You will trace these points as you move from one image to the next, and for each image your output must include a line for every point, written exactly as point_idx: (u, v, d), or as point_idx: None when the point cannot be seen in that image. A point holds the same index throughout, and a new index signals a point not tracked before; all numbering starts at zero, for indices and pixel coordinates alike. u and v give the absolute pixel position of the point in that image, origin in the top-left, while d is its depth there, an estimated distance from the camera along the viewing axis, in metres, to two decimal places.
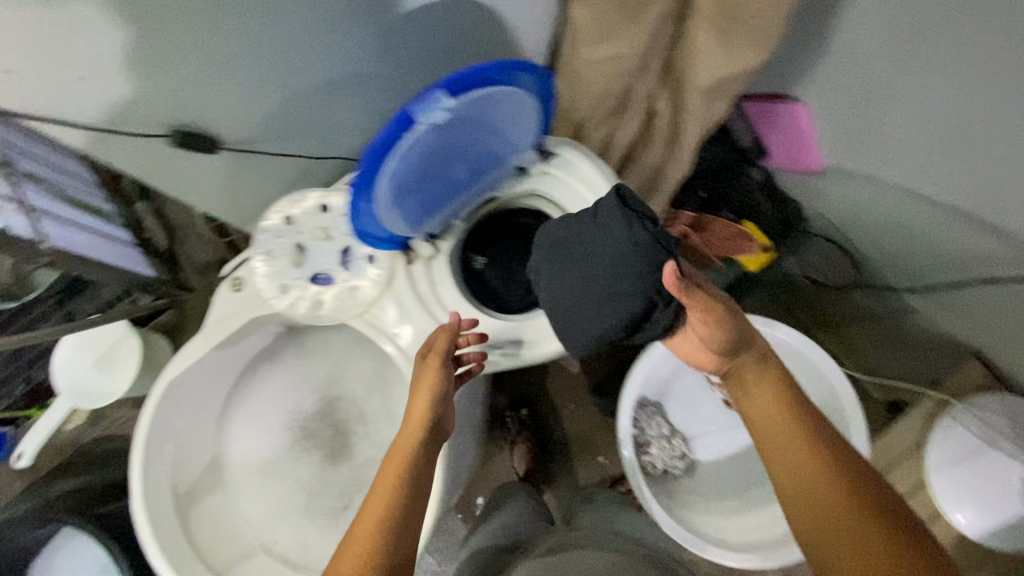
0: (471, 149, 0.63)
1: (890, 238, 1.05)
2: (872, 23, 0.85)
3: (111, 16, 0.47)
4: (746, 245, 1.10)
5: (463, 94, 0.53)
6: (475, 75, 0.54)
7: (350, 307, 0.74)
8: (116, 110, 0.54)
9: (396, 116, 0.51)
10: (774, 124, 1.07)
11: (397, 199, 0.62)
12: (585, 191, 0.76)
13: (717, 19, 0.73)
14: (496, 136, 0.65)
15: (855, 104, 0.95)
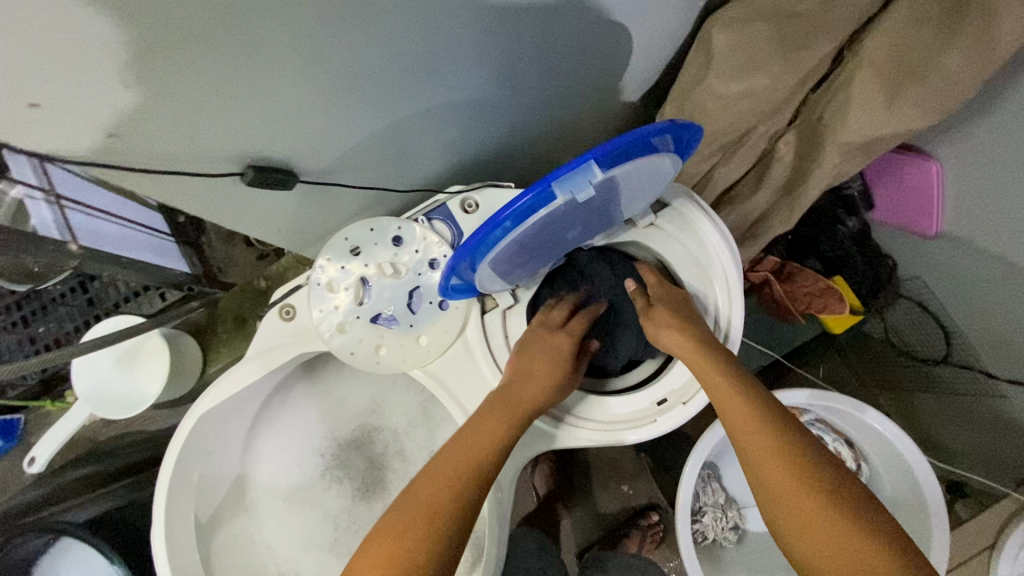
0: (593, 214, 0.57)
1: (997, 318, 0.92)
2: None
3: (179, 27, 0.35)
4: (835, 304, 0.97)
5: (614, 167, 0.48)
6: (631, 148, 0.48)
7: (414, 355, 0.65)
8: (168, 128, 0.42)
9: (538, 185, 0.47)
10: (892, 177, 0.96)
11: (503, 259, 0.56)
12: (698, 253, 0.67)
13: (886, 72, 0.63)
14: (621, 202, 0.59)
15: (997, 174, 0.82)
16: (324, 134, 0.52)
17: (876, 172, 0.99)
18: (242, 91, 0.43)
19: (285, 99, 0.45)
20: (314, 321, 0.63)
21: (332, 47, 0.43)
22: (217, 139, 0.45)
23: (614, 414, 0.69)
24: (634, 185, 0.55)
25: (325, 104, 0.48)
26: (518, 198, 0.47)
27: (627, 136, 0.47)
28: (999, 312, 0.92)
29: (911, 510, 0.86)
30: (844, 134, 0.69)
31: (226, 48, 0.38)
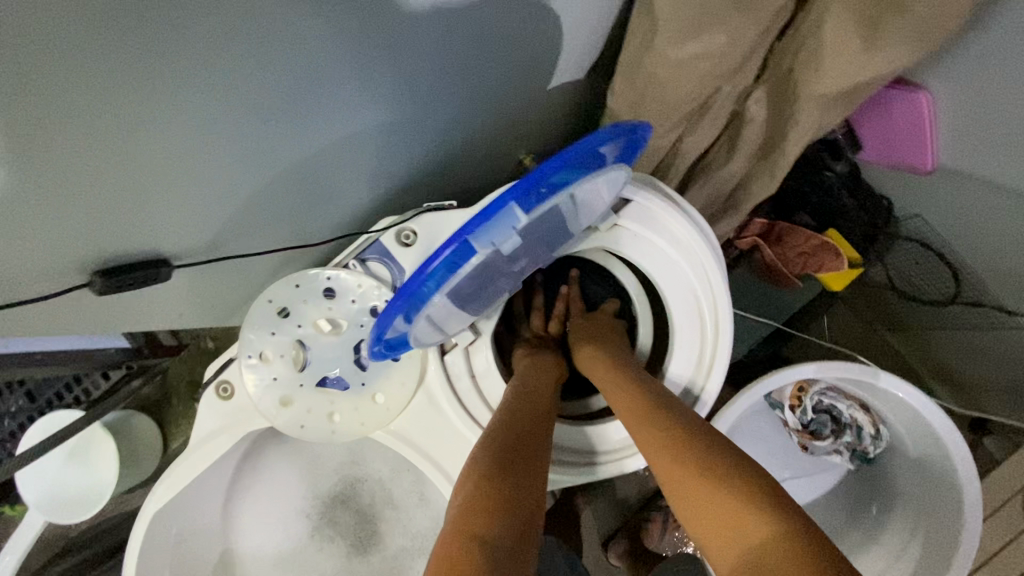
0: (540, 246, 0.52)
1: (1009, 254, 0.85)
2: None
3: None
4: (831, 259, 0.91)
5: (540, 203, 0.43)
6: (560, 172, 0.42)
7: (372, 416, 0.57)
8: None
9: (455, 241, 0.42)
10: (882, 116, 0.86)
11: (445, 313, 0.51)
12: (672, 251, 0.60)
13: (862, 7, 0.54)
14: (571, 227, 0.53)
15: (997, 94, 0.73)
16: (210, 188, 0.45)
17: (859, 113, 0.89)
18: (78, 158, 0.36)
19: (140, 158, 0.39)
20: (253, 397, 0.56)
21: (176, 84, 0.36)
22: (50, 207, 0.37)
23: (614, 440, 0.66)
24: (581, 207, 0.49)
25: (194, 156, 0.41)
26: (437, 259, 0.42)
27: (554, 161, 0.42)
28: (1008, 241, 0.84)
29: (940, 471, 0.81)
30: (820, 84, 0.61)
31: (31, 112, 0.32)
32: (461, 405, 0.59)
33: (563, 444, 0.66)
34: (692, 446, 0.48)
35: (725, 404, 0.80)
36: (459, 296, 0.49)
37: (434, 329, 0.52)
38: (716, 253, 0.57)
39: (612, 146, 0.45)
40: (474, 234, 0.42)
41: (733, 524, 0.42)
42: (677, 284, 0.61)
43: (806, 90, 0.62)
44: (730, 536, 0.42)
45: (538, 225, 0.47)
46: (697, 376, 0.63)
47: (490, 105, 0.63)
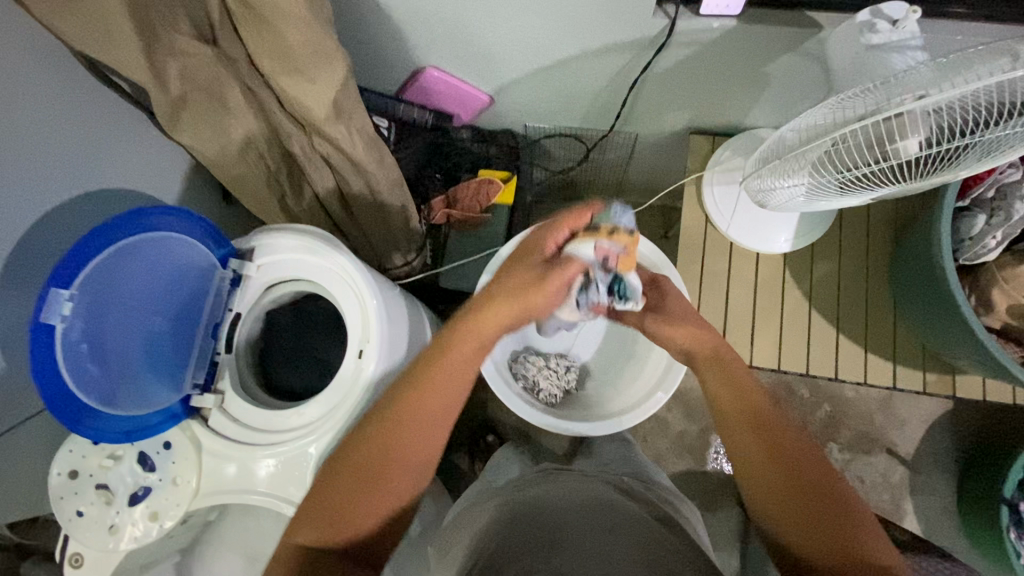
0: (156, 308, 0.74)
1: (599, 111, 1.18)
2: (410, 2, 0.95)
3: None
4: (492, 187, 1.20)
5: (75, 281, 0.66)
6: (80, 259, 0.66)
7: (180, 495, 0.74)
8: None
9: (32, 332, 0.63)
10: (434, 92, 1.18)
11: (102, 389, 0.69)
12: (298, 254, 0.81)
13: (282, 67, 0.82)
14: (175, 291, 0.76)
15: (458, 49, 1.05)
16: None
17: (424, 100, 1.20)
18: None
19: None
20: (92, 546, 0.71)
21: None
22: None
23: (335, 404, 0.78)
24: (142, 263, 0.73)
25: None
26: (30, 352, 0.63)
27: (70, 256, 0.65)
28: (570, 98, 1.16)
29: None
30: (316, 111, 0.87)
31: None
32: (239, 442, 0.76)
33: (308, 423, 0.77)
34: (820, 487, 0.60)
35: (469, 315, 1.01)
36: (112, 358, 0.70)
37: (124, 404, 0.70)
38: (316, 235, 0.80)
39: (134, 227, 0.70)
40: (38, 320, 0.63)
41: (815, 519, 0.58)
42: (317, 271, 0.82)
43: (318, 120, 0.90)
44: (811, 523, 0.58)
45: (105, 296, 0.70)
46: (371, 317, 0.81)
47: None
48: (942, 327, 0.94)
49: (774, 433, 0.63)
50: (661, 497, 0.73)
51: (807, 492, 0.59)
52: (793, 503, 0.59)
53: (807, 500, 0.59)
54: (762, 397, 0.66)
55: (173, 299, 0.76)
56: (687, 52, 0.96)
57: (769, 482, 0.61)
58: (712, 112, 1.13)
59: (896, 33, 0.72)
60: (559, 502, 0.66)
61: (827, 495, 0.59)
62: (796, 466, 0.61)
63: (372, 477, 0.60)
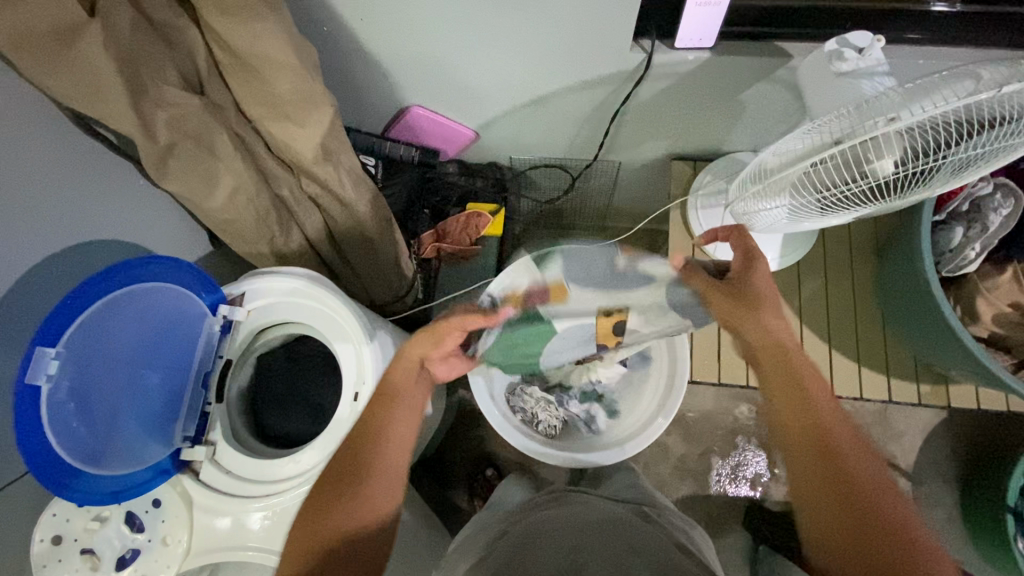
0: (143, 359, 0.72)
1: (583, 140, 1.20)
2: (395, 46, 0.97)
3: None
4: (480, 220, 1.22)
5: (62, 336, 0.62)
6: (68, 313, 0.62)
7: (173, 555, 0.71)
8: None
9: (16, 395, 0.58)
10: (418, 129, 1.19)
11: (87, 450, 0.65)
12: (290, 297, 0.80)
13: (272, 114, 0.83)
14: (163, 339, 0.74)
15: (442, 88, 1.08)
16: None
17: (409, 138, 1.22)
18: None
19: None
20: None
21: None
22: None
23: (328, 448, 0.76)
24: (130, 316, 0.70)
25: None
26: (14, 416, 0.58)
27: (56, 310, 0.61)
28: (555, 130, 1.19)
29: None
30: (305, 154, 0.88)
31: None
32: (231, 494, 0.74)
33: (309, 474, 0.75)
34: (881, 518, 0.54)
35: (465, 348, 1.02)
36: (100, 416, 0.67)
37: (113, 463, 0.67)
38: (305, 275, 0.79)
39: (122, 276, 0.67)
40: (23, 382, 0.58)
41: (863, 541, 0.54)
42: (310, 314, 0.81)
43: (307, 163, 0.90)
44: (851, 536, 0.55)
45: (92, 349, 0.66)
46: (363, 356, 0.80)
47: None
48: (934, 339, 0.95)
49: (836, 438, 0.60)
50: (673, 522, 0.73)
51: (854, 511, 0.56)
52: (819, 497, 0.58)
53: (845, 507, 0.56)
54: (824, 401, 0.64)
55: (162, 351, 0.74)
56: (665, 83, 0.99)
57: (813, 482, 0.59)
58: (692, 138, 1.16)
59: (863, 60, 0.75)
60: (576, 520, 0.65)
61: (891, 528, 0.53)
62: (852, 473, 0.58)
63: (340, 482, 0.61)
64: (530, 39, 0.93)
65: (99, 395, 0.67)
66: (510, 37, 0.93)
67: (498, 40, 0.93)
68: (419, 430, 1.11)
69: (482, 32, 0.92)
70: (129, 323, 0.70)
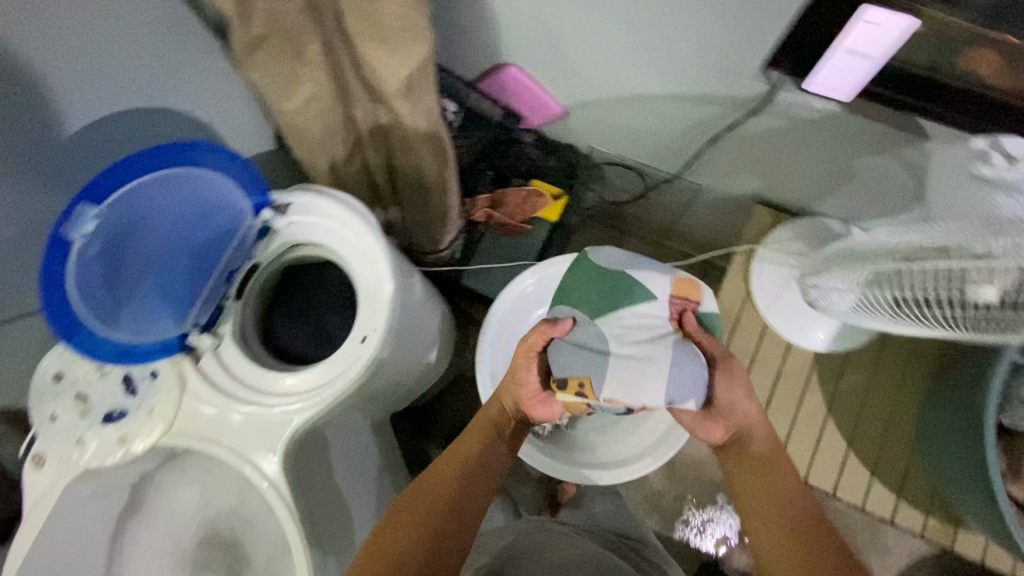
0: (177, 239, 0.75)
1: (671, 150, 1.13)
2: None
3: None
4: (540, 200, 1.18)
5: (103, 200, 0.67)
6: (111, 179, 0.67)
7: (153, 428, 0.73)
8: None
9: (51, 241, 0.65)
10: (508, 89, 1.13)
11: (106, 308, 0.70)
12: (329, 222, 0.79)
13: (365, 34, 0.79)
14: (199, 226, 0.76)
15: (548, 56, 1.02)
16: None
17: (497, 94, 1.16)
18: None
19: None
20: (60, 452, 0.72)
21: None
22: None
23: (325, 378, 0.76)
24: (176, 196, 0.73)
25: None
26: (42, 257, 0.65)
27: (100, 175, 0.67)
28: (646, 134, 1.11)
29: None
30: (387, 83, 0.85)
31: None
32: (220, 391, 0.75)
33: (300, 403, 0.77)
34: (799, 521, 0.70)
35: (484, 316, 1.01)
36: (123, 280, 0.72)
37: (126, 327, 0.71)
38: (350, 204, 0.77)
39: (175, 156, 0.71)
40: (59, 231, 0.65)
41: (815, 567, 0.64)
42: (344, 244, 0.80)
43: (388, 92, 0.87)
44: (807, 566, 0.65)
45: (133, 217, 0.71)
46: (382, 303, 0.78)
47: None
48: (965, 485, 0.87)
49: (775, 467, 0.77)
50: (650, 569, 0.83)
51: (791, 523, 0.70)
52: (779, 507, 0.72)
53: (789, 524, 0.70)
54: (763, 446, 0.79)
55: (197, 234, 0.76)
56: (780, 121, 0.91)
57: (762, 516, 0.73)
58: (782, 185, 1.08)
59: (1012, 172, 0.66)
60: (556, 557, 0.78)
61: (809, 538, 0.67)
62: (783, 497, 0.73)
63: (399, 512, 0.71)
64: (651, 31, 0.86)
65: (127, 261, 0.72)
66: (631, 26, 0.86)
67: (619, 24, 0.87)
68: (417, 384, 1.12)
69: (605, 10, 0.85)
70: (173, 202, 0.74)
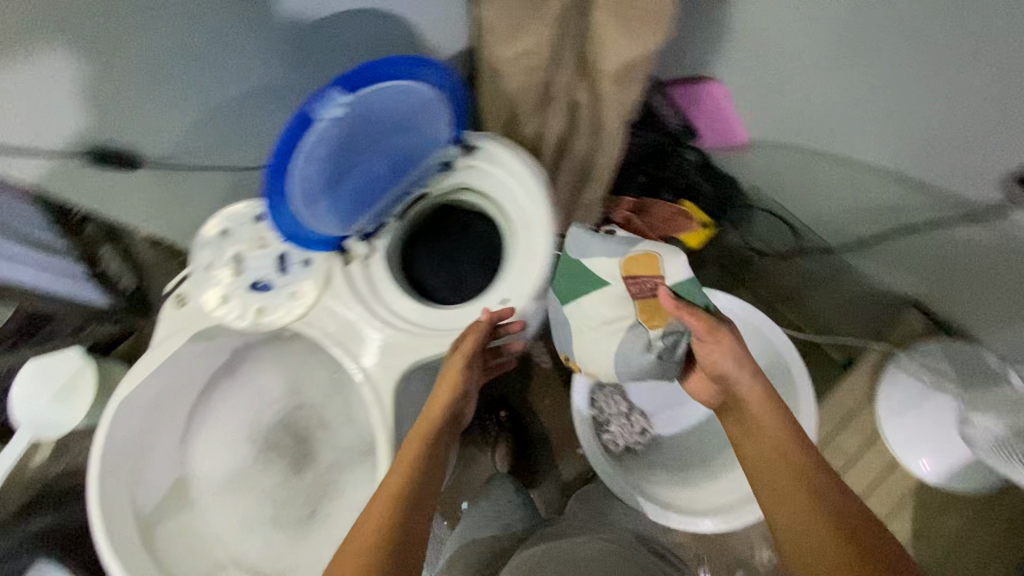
0: (383, 145, 0.77)
1: (841, 219, 1.06)
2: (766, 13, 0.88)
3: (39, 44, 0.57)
4: (685, 223, 1.15)
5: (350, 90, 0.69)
6: (361, 74, 0.70)
7: (291, 310, 0.76)
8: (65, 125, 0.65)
9: (297, 114, 0.68)
10: (699, 105, 1.09)
11: (312, 190, 0.73)
12: (513, 179, 0.81)
13: (615, 8, 0.78)
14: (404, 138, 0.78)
15: (763, 84, 0.98)
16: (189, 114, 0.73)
17: (683, 106, 1.11)
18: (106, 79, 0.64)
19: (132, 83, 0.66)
20: (203, 300, 0.76)
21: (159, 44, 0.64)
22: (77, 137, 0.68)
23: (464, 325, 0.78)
24: (398, 110, 0.75)
25: (170, 84, 0.69)
26: (284, 125, 0.68)
27: (354, 68, 0.69)
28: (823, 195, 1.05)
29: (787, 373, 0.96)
30: (608, 62, 0.83)
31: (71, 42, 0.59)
32: (361, 300, 0.78)
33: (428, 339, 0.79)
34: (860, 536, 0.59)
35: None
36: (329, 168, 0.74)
37: (313, 212, 0.74)
38: (537, 168, 0.78)
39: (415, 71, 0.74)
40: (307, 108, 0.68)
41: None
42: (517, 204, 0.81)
43: (603, 71, 0.86)
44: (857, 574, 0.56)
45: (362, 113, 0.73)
46: (535, 272, 0.78)
47: None
48: None
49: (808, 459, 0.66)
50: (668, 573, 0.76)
51: (852, 542, 0.58)
52: (821, 530, 0.60)
53: (842, 544, 0.58)
54: (770, 423, 0.70)
55: (395, 148, 0.78)
56: (990, 235, 0.84)
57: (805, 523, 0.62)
58: (947, 295, 1.02)
59: None
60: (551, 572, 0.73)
61: (869, 549, 0.57)
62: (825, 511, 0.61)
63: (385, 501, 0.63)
64: (903, 95, 0.80)
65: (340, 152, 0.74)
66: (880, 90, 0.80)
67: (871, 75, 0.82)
68: None
69: None
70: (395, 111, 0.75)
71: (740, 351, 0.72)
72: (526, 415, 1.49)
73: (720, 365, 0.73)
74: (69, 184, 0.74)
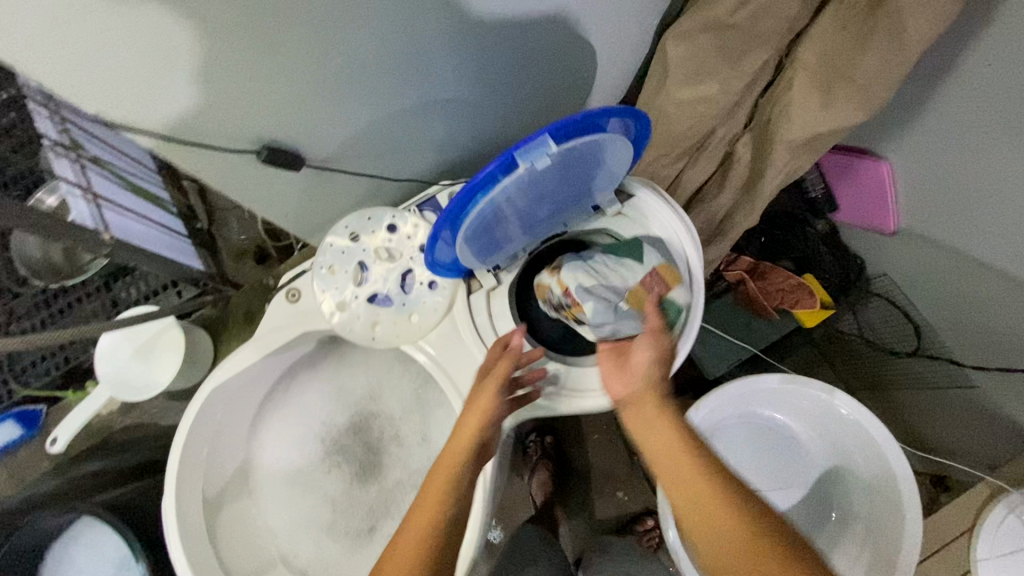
0: (557, 193, 0.63)
1: (979, 333, 0.97)
2: (981, 97, 0.81)
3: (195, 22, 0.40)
4: (807, 298, 1.04)
5: (564, 142, 0.53)
6: (578, 124, 0.53)
7: (406, 331, 0.71)
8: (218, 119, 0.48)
9: (500, 160, 0.52)
10: (854, 179, 1.04)
11: (472, 233, 0.61)
12: (662, 241, 0.74)
13: (823, 75, 0.72)
14: (578, 187, 0.65)
15: (944, 172, 0.90)
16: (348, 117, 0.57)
17: (834, 175, 1.07)
18: (243, 46, 0.43)
19: (296, 76, 0.49)
20: (318, 303, 0.71)
21: (345, 36, 0.48)
22: (241, 134, 0.52)
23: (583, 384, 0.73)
24: (592, 160, 0.60)
25: (347, 82, 0.53)
26: (481, 169, 0.52)
27: (575, 116, 0.52)
28: (963, 304, 0.97)
29: (895, 493, 0.87)
30: (794, 129, 0.75)
31: (244, 23, 0.42)
32: (479, 335, 0.72)
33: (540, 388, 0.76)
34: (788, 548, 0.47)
35: (693, 402, 0.92)
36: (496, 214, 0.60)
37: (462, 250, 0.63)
38: (694, 231, 0.72)
39: (623, 121, 0.57)
40: (514, 155, 0.52)
41: None
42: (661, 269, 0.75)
43: (783, 135, 0.78)
44: None
45: (558, 165, 0.57)
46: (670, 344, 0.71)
47: (534, 114, 0.82)
48: None
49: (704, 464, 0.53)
50: None
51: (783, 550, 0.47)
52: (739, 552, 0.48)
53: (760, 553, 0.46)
54: (660, 425, 0.57)
55: (565, 195, 0.65)
56: None
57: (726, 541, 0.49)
58: None
59: None
60: None
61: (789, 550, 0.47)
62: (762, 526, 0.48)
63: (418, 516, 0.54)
64: None
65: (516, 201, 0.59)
66: None
67: None
68: None
69: None
70: (585, 163, 0.60)
71: (663, 350, 0.63)
72: (571, 447, 1.44)
73: (633, 355, 0.64)
74: (220, 181, 0.56)
